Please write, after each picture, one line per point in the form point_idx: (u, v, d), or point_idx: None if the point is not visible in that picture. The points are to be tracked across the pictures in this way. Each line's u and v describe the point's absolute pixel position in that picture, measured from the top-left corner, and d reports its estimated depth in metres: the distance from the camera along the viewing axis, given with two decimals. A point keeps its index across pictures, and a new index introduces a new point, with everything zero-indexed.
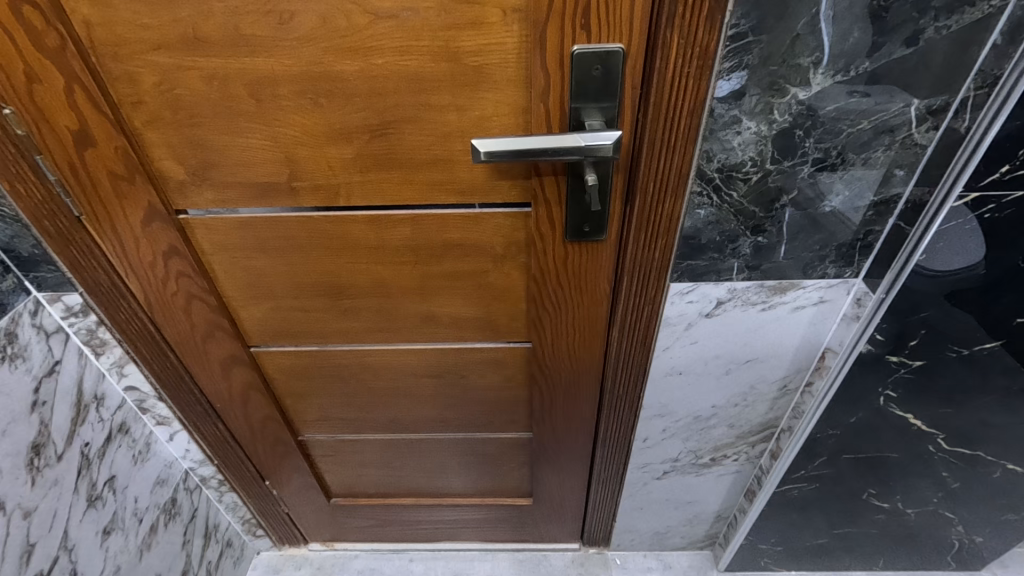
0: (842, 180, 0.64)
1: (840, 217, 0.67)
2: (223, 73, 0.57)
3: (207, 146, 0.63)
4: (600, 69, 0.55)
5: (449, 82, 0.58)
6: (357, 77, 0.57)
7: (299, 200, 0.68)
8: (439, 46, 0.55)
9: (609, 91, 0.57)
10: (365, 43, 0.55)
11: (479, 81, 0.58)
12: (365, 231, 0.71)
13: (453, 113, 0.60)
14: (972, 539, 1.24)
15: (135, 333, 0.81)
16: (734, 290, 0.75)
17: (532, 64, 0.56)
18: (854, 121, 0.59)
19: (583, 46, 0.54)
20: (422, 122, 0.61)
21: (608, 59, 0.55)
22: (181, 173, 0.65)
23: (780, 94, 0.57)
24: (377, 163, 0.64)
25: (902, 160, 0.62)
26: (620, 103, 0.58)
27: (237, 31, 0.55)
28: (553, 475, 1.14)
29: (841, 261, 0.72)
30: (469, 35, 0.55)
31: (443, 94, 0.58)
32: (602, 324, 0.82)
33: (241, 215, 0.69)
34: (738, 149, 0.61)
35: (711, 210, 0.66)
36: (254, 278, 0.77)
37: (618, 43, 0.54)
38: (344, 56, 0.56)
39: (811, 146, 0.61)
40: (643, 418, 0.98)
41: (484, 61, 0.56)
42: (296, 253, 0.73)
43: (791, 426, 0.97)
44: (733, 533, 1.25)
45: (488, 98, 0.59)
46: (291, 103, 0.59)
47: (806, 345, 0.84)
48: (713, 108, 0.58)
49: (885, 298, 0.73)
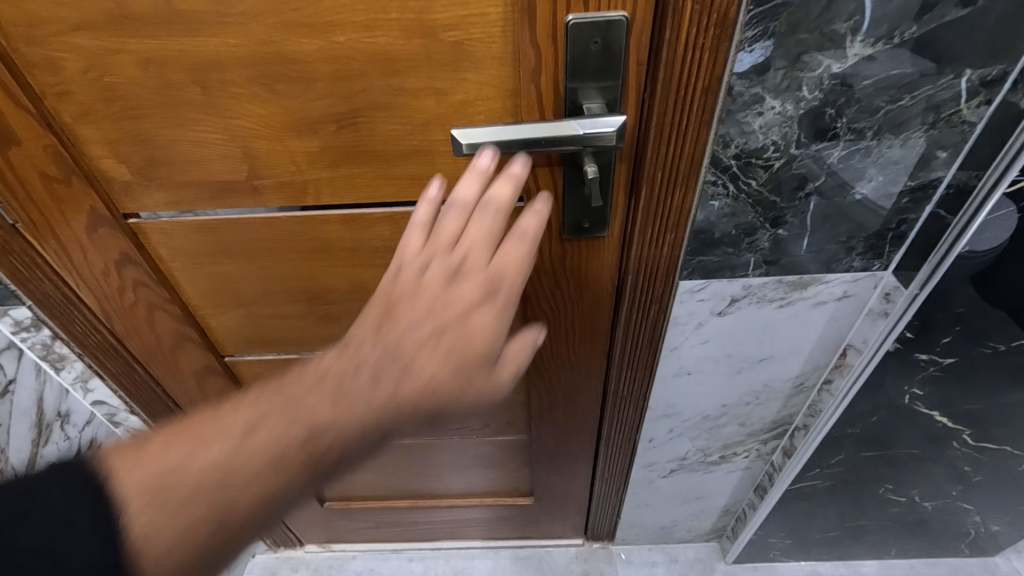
0: (876, 164, 0.56)
1: (871, 205, 0.60)
2: (158, 57, 0.49)
3: (150, 141, 0.55)
4: (600, 42, 0.47)
5: (424, 61, 0.49)
6: (317, 58, 0.49)
7: (263, 200, 0.60)
8: (412, 19, 0.47)
9: (609, 69, 0.49)
10: (323, 17, 0.47)
11: (459, 60, 0.49)
12: (339, 232, 0.63)
13: (431, 98, 0.52)
14: (988, 528, 1.20)
15: (96, 347, 0.74)
16: (749, 286, 0.68)
17: (521, 38, 0.47)
18: (894, 97, 0.51)
19: (579, 16, 0.46)
20: (396, 109, 0.52)
21: (609, 30, 0.47)
22: (125, 173, 0.57)
23: (810, 68, 0.49)
24: (347, 157, 0.56)
25: (946, 140, 0.54)
26: (623, 83, 0.50)
27: (170, 6, 0.46)
28: (555, 476, 1.09)
29: (869, 253, 0.65)
30: (445, 5, 0.46)
31: (419, 76, 0.50)
32: (604, 325, 0.75)
33: (197, 217, 0.61)
34: (758, 132, 0.53)
35: (727, 202, 0.59)
36: (221, 286, 0.69)
37: (619, 10, 0.46)
38: (300, 33, 0.47)
39: (842, 126, 0.53)
40: (648, 419, 0.92)
41: (464, 36, 0.48)
42: (264, 258, 0.66)
43: (807, 424, 0.91)
44: (741, 527, 1.21)
45: (472, 79, 0.51)
46: (242, 90, 0.51)
47: (826, 342, 0.77)
48: (731, 86, 0.50)
49: (918, 292, 0.66)
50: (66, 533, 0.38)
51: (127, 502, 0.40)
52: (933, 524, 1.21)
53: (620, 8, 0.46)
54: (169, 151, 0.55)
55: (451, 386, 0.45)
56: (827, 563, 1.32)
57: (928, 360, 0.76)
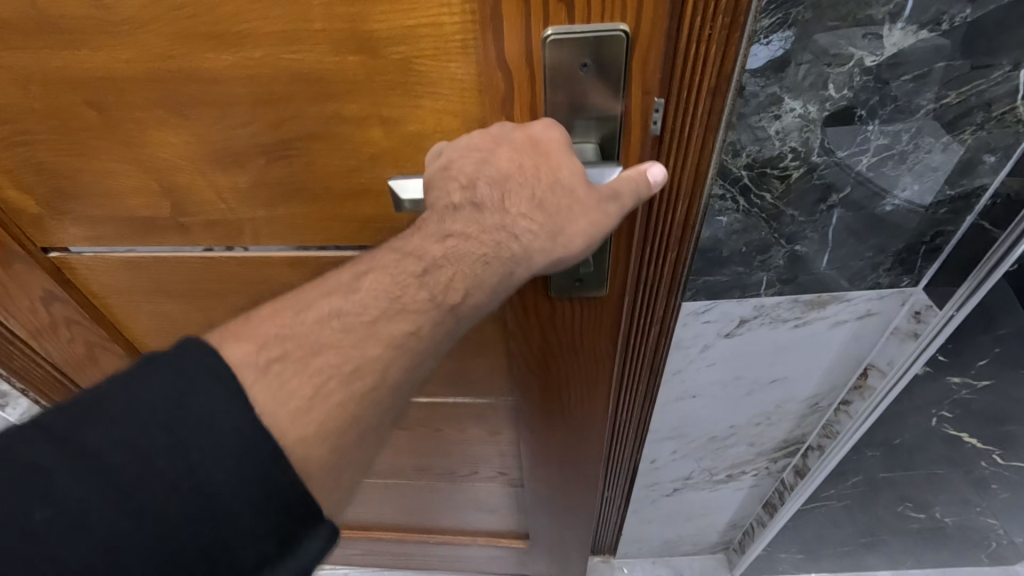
0: (912, 171, 0.48)
1: (902, 217, 0.52)
2: (43, 75, 0.41)
3: (52, 171, 0.47)
4: (591, 62, 0.37)
5: (364, 82, 0.40)
6: (231, 76, 0.40)
7: (192, 237, 0.52)
8: (342, 30, 0.37)
9: (602, 95, 0.38)
10: (229, 27, 0.37)
11: (410, 82, 0.40)
12: (286, 274, 0.54)
13: (377, 127, 0.42)
14: (1011, 540, 1.15)
15: (41, 383, 0.67)
16: (761, 306, 0.61)
17: (485, 59, 0.37)
18: (938, 93, 0.43)
19: (563, 30, 0.35)
20: (334, 141, 0.43)
21: (601, 46, 0.36)
22: (32, 205, 0.50)
23: (839, 61, 0.41)
24: (283, 195, 0.48)
25: (995, 142, 0.46)
26: (623, 112, 0.39)
27: (43, 14, 0.38)
28: (554, 529, 0.98)
29: (898, 268, 0.57)
30: (386, 15, 0.36)
31: (360, 101, 0.41)
32: (605, 386, 0.63)
33: (125, 254, 0.54)
34: (775, 139, 0.45)
35: (736, 217, 0.51)
36: (167, 326, 0.62)
37: (617, 21, 0.35)
38: (204, 48, 0.38)
39: (874, 129, 0.45)
40: (650, 441, 0.85)
41: (413, 51, 0.38)
42: (203, 299, 0.58)
43: (821, 444, 0.84)
44: (750, 542, 1.15)
45: (427, 107, 0.41)
46: (147, 115, 0.43)
47: (843, 362, 0.70)
48: (743, 85, 0.42)
49: (953, 313, 0.58)
50: (196, 432, 0.30)
51: (246, 373, 0.33)
52: (952, 537, 1.15)
53: (617, 20, 0.35)
54: (76, 183, 0.47)
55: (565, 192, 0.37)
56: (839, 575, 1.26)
57: (961, 384, 0.76)
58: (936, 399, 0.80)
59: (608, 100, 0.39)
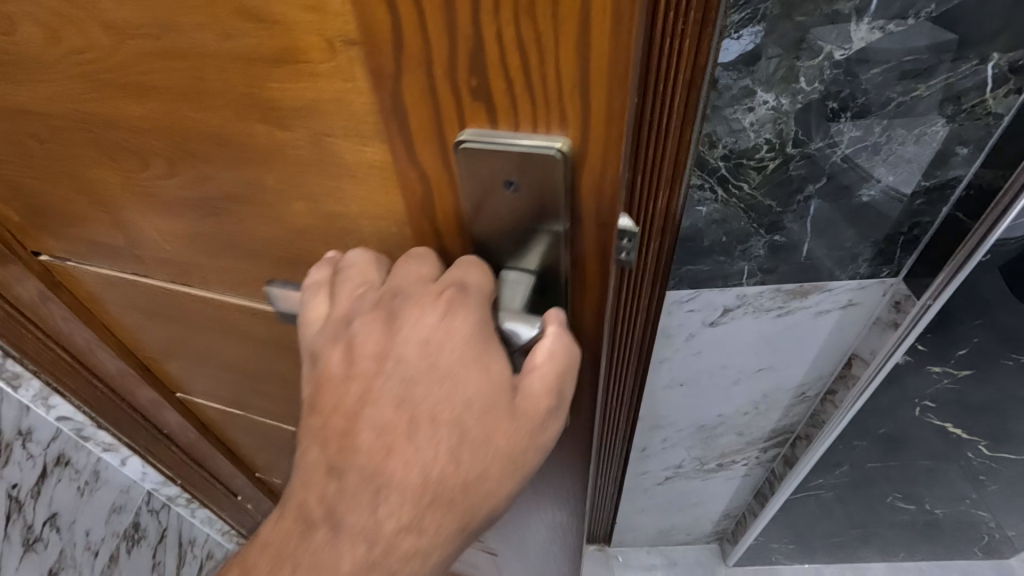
0: (887, 162, 0.50)
1: (880, 207, 0.53)
2: None
3: (4, 183, 0.39)
4: (514, 185, 0.24)
5: (273, 156, 0.26)
6: (143, 129, 0.28)
7: (150, 271, 0.41)
8: (239, 92, 0.24)
9: (540, 224, 0.25)
10: (125, 74, 0.25)
11: (323, 165, 0.26)
12: (251, 321, 0.45)
13: (302, 203, 0.29)
14: (1003, 533, 1.16)
15: (53, 366, 0.66)
16: (744, 296, 0.62)
17: (396, 156, 0.24)
18: (907, 87, 0.44)
19: (476, 137, 0.23)
20: (266, 212, 0.30)
21: (528, 166, 0.23)
22: (13, 215, 0.43)
23: (808, 55, 0.42)
24: (226, 250, 0.35)
25: (966, 134, 0.47)
26: (572, 249, 0.26)
27: None
28: None
29: (878, 259, 0.58)
30: (283, 86, 0.23)
31: (275, 173, 0.27)
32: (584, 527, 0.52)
33: (95, 269, 0.46)
34: (749, 131, 0.47)
35: (716, 206, 0.53)
36: (158, 341, 0.56)
37: (556, 135, 0.22)
38: (112, 98, 0.27)
39: (846, 121, 0.46)
40: (638, 430, 0.87)
41: (322, 128, 0.24)
42: (184, 326, 0.50)
43: (809, 433, 0.86)
44: (741, 531, 1.17)
45: (348, 192, 0.27)
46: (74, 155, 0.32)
47: (828, 352, 0.71)
48: (716, 79, 0.43)
49: (931, 303, 0.59)
50: None
51: None
52: (945, 529, 1.16)
53: (555, 132, 0.22)
54: (33, 200, 0.39)
55: (474, 449, 0.26)
56: (831, 567, 1.27)
57: (941, 373, 0.77)
58: (920, 390, 0.80)
59: (549, 232, 0.26)
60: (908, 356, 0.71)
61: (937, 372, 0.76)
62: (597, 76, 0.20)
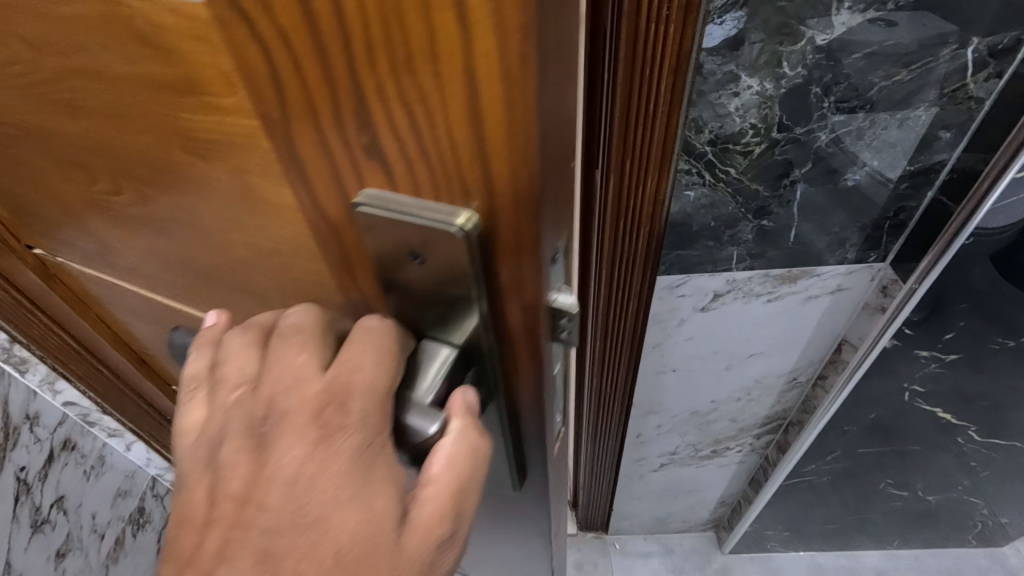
0: (871, 147, 0.51)
1: (866, 192, 0.54)
2: None
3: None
4: (418, 259, 0.21)
5: (199, 186, 0.22)
6: (84, 147, 0.24)
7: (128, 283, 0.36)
8: (153, 117, 0.20)
9: (456, 304, 0.23)
10: (55, 90, 0.22)
11: (242, 201, 0.22)
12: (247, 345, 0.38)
13: (242, 240, 0.25)
14: (997, 521, 1.17)
15: (58, 352, 0.67)
16: (733, 281, 0.64)
17: (299, 208, 0.21)
18: (888, 71, 0.45)
19: (372, 203, 0.20)
20: (215, 245, 0.26)
21: (433, 239, 0.20)
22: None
23: (791, 40, 0.43)
24: (192, 279, 0.31)
25: (949, 119, 0.48)
26: (497, 326, 0.24)
27: None
28: None
29: (866, 244, 0.59)
30: (196, 115, 0.19)
31: (205, 203, 0.23)
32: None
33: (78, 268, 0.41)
34: (735, 116, 0.48)
35: (704, 191, 0.54)
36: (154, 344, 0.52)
37: (462, 201, 0.19)
38: (51, 114, 0.23)
39: (830, 105, 0.47)
40: (633, 416, 0.89)
41: (239, 166, 0.20)
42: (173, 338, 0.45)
43: (801, 419, 0.87)
44: (736, 519, 1.18)
45: (277, 234, 0.23)
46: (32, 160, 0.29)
47: (818, 337, 0.73)
48: (701, 64, 0.44)
49: (916, 287, 0.61)
50: None
51: None
52: (938, 517, 1.17)
53: (458, 205, 0.19)
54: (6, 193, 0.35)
55: None
56: (826, 554, 1.29)
57: (929, 357, 0.76)
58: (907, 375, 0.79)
59: (468, 312, 0.23)
60: (894, 342, 0.71)
61: (925, 356, 0.75)
62: (496, 137, 0.17)
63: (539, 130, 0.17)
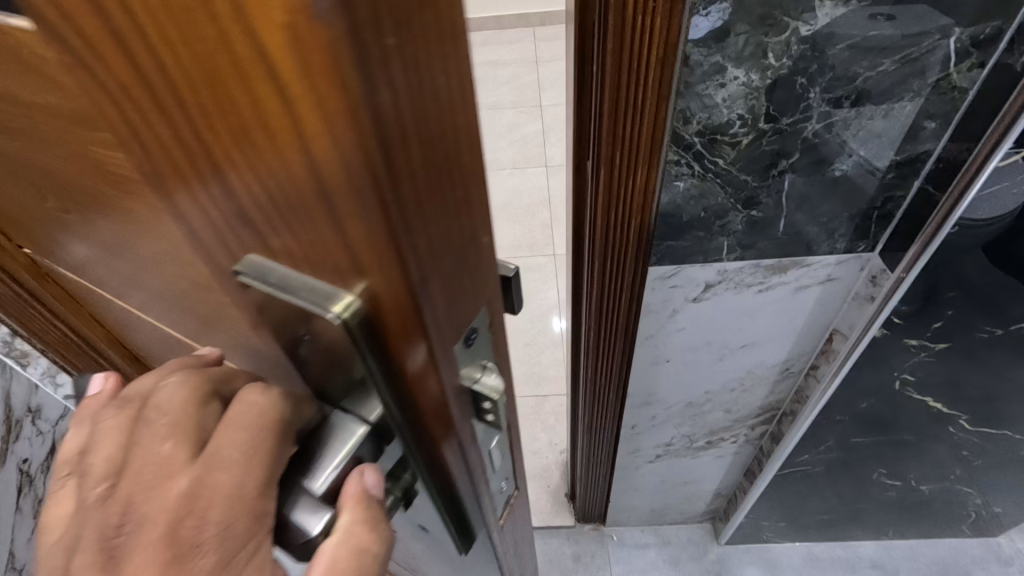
0: (858, 137, 0.51)
1: (853, 182, 0.55)
2: None
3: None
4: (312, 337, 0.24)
5: (122, 210, 0.26)
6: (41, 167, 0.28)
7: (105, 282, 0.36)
8: (82, 149, 0.24)
9: (364, 388, 0.26)
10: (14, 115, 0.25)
11: (155, 228, 0.25)
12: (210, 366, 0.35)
13: (166, 261, 0.28)
14: (991, 510, 1.17)
15: (59, 345, 0.65)
16: (724, 271, 0.64)
17: (198, 245, 0.24)
18: (873, 61, 0.46)
19: (269, 275, 0.23)
20: (148, 260, 0.29)
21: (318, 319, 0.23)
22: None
23: (776, 31, 0.44)
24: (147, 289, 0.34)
25: (934, 109, 0.49)
26: (409, 403, 0.28)
27: None
28: None
29: (855, 234, 0.60)
30: (110, 151, 0.22)
31: (129, 226, 0.27)
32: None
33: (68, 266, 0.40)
34: (723, 106, 0.48)
35: (693, 182, 0.54)
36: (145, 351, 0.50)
37: (344, 284, 0.21)
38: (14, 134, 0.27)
39: (816, 96, 0.48)
40: (628, 407, 0.90)
41: (146, 198, 0.24)
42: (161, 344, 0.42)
43: (794, 409, 0.88)
44: (732, 510, 1.20)
45: (184, 261, 0.26)
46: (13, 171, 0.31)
47: (810, 327, 0.74)
48: (688, 55, 0.45)
49: (905, 276, 0.61)
50: None
51: None
52: (933, 507, 1.18)
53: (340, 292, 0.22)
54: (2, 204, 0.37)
55: None
56: (822, 545, 1.30)
57: (918, 346, 0.75)
58: (895, 364, 0.79)
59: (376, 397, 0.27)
60: (884, 330, 0.71)
61: (913, 345, 0.75)
62: (351, 216, 0.19)
63: (388, 218, 0.19)
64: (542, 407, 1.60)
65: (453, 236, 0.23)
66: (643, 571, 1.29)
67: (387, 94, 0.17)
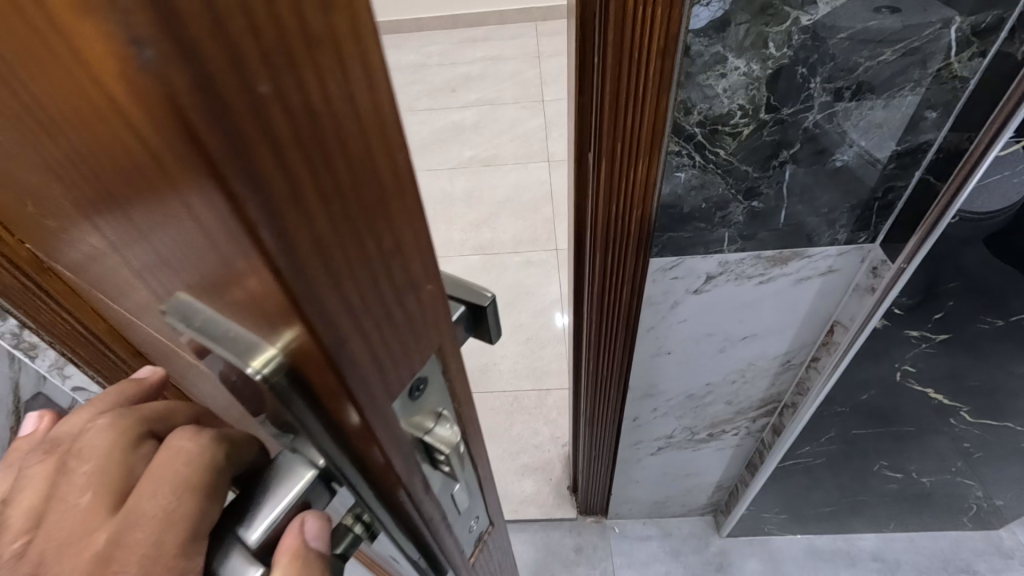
0: (858, 127, 0.51)
1: (854, 172, 0.55)
2: None
3: None
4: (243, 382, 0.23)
5: (53, 220, 0.24)
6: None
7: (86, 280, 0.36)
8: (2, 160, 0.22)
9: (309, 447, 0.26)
10: None
11: (83, 244, 0.24)
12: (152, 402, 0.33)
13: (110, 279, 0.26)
14: (992, 503, 1.18)
15: (66, 337, 0.64)
16: (726, 263, 0.65)
17: (127, 270, 0.22)
18: (874, 51, 0.46)
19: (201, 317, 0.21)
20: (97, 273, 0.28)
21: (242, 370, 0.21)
22: None
23: (777, 21, 0.44)
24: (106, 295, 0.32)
25: (935, 99, 0.49)
26: (361, 458, 0.28)
27: None
28: None
29: (855, 224, 0.60)
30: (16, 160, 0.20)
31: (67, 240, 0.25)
32: None
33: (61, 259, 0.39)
34: (723, 97, 0.49)
35: (694, 173, 0.55)
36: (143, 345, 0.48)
37: (257, 337, 0.20)
38: None
39: (817, 85, 0.48)
40: (630, 399, 0.90)
41: (64, 216, 0.22)
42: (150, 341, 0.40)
43: (795, 402, 0.89)
44: (733, 502, 1.20)
45: (122, 281, 0.25)
46: None
47: (811, 318, 0.74)
48: (688, 45, 0.45)
49: (906, 267, 0.61)
50: None
51: None
52: (934, 500, 1.18)
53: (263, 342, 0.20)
54: None
55: None
56: (823, 537, 1.31)
57: (919, 337, 0.75)
58: (898, 356, 0.79)
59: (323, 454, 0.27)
60: (884, 322, 0.71)
61: (914, 337, 0.75)
62: (244, 270, 0.17)
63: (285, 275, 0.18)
64: (544, 401, 1.61)
65: (379, 283, 0.22)
66: (645, 564, 1.30)
67: (259, 149, 0.15)
